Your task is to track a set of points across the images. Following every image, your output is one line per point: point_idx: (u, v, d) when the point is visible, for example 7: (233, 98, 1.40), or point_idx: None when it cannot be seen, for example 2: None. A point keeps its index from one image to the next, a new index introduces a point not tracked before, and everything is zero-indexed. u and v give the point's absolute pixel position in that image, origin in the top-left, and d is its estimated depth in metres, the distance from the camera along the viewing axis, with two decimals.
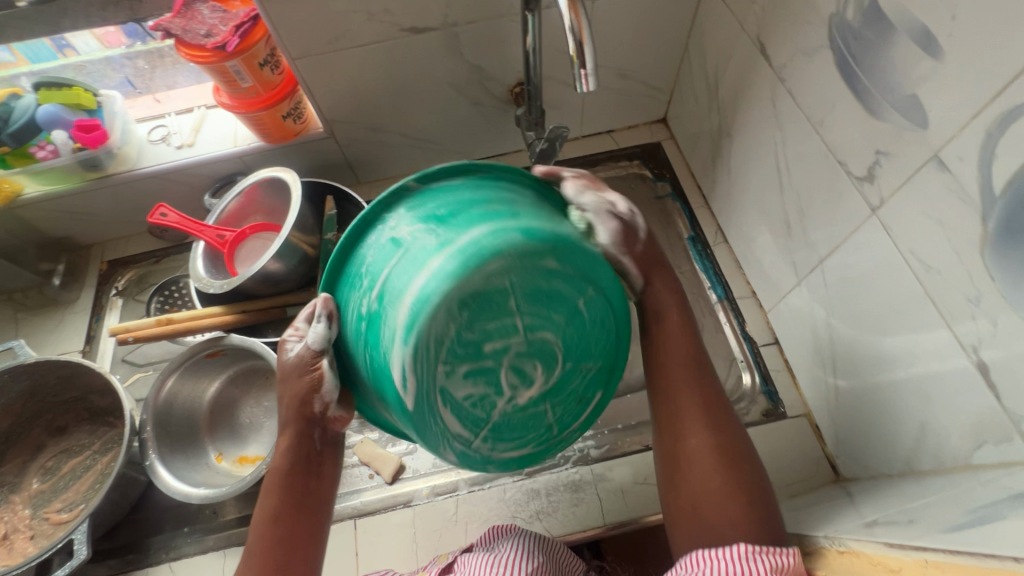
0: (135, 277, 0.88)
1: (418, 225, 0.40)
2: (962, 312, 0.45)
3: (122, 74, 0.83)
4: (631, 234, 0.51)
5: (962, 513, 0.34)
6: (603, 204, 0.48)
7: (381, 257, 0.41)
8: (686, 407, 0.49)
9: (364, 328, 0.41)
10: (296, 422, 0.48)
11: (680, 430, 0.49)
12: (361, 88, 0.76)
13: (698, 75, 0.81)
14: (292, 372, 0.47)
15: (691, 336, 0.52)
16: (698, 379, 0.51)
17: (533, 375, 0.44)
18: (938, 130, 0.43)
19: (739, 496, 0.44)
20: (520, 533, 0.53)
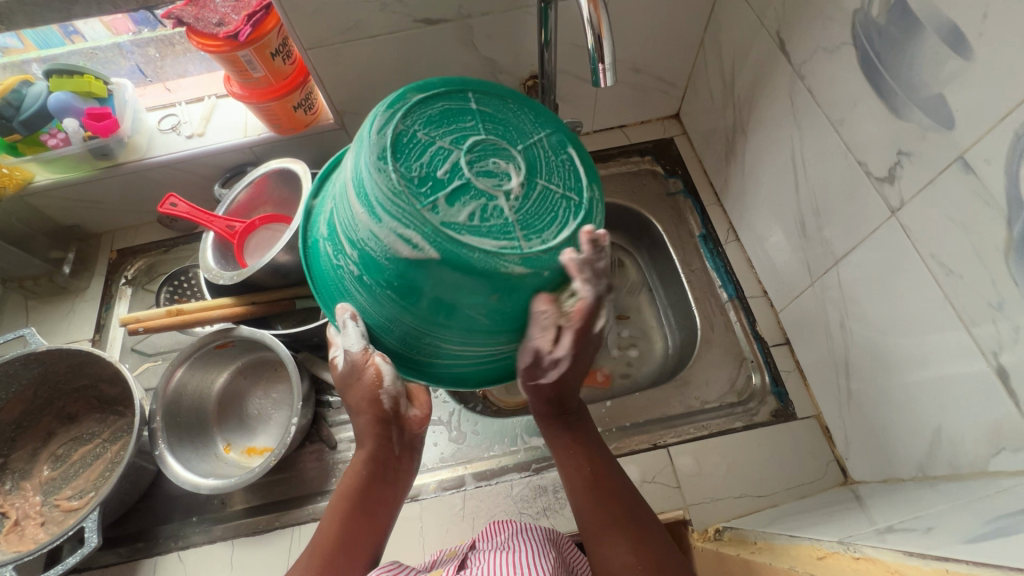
0: (144, 266, 0.88)
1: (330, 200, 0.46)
2: (983, 317, 0.44)
3: (132, 62, 0.83)
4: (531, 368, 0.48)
5: (982, 522, 0.33)
6: (543, 344, 0.44)
7: (328, 236, 0.45)
8: (609, 526, 0.49)
9: (365, 272, 0.42)
10: (376, 426, 0.51)
11: (606, 555, 0.47)
12: (373, 79, 0.75)
13: (713, 70, 0.80)
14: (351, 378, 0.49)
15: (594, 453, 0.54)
16: (608, 493, 0.51)
17: (504, 171, 0.42)
18: (964, 131, 0.42)
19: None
20: (532, 530, 0.53)
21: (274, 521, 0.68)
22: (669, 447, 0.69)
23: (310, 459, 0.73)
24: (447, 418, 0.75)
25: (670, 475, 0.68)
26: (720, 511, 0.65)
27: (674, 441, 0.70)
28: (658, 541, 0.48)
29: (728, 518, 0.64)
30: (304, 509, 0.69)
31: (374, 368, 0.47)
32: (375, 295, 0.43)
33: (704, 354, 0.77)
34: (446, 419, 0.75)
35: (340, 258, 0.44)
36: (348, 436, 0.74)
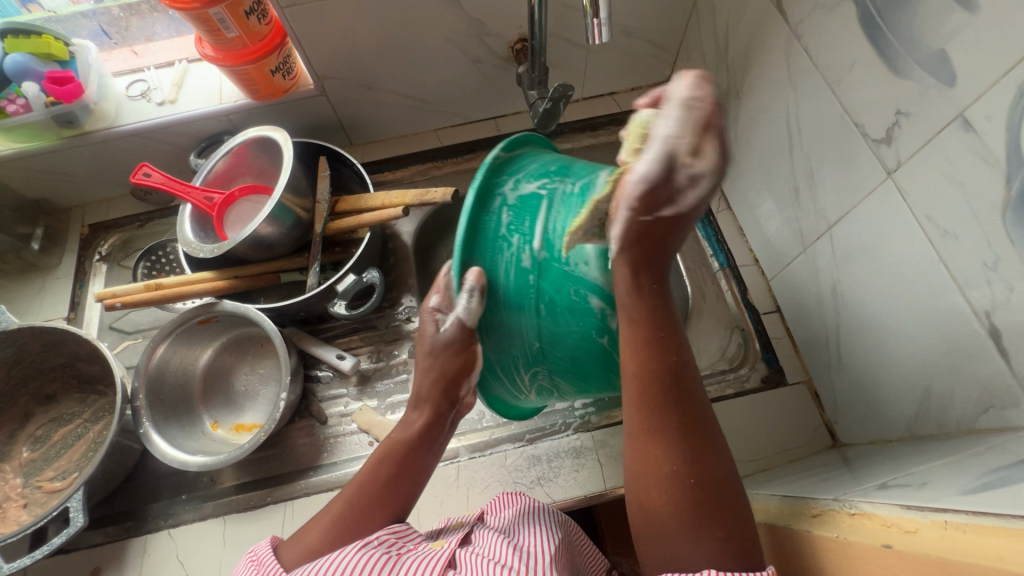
0: (119, 242, 0.85)
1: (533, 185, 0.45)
2: (977, 278, 0.44)
3: (95, 23, 0.78)
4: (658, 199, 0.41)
5: (977, 475, 0.34)
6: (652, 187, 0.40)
7: (518, 215, 0.44)
8: (656, 435, 0.43)
9: (536, 274, 0.44)
10: (439, 405, 0.54)
11: (650, 464, 0.43)
12: (353, 41, 0.71)
13: (706, 33, 0.78)
14: (439, 348, 0.50)
15: (670, 341, 0.44)
16: (680, 396, 0.43)
17: None
18: (966, 88, 0.42)
19: (719, 530, 0.40)
20: (544, 509, 0.54)
21: (266, 497, 0.67)
22: None
23: (300, 435, 0.72)
24: None
25: None
26: None
27: None
28: (721, 462, 0.43)
29: None
30: (296, 485, 0.68)
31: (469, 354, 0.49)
32: (520, 298, 0.44)
33: (696, 323, 0.77)
34: None
35: (529, 234, 0.43)
36: (339, 410, 0.73)
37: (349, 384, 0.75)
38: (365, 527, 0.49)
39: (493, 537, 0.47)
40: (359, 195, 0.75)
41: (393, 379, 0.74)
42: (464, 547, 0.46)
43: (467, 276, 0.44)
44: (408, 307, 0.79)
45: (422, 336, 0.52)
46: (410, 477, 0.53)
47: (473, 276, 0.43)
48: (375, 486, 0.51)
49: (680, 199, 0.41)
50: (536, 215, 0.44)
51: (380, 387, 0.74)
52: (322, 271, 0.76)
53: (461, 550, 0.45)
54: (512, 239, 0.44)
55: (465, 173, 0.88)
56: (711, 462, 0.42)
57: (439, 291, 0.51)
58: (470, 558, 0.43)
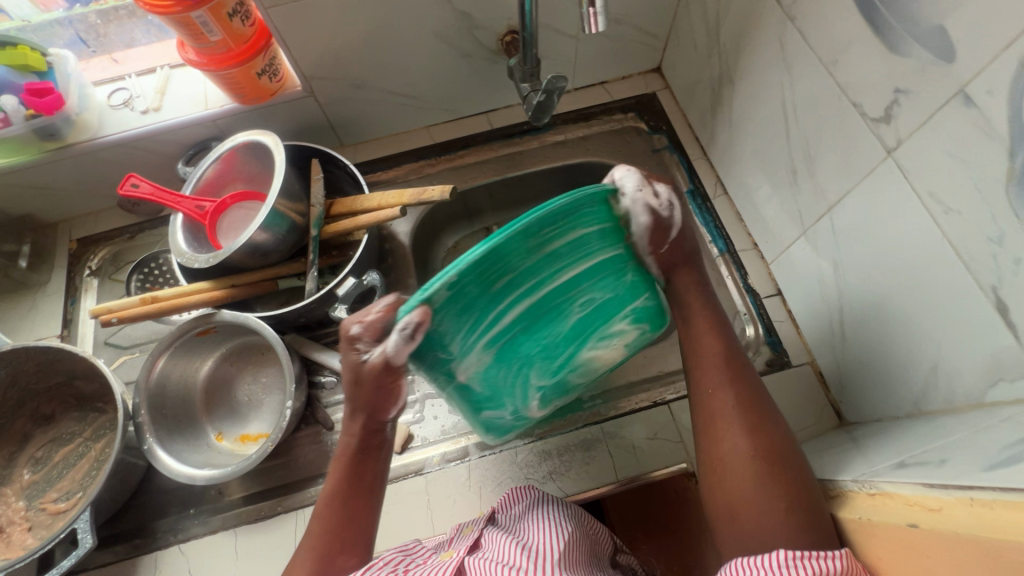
0: (109, 255, 0.83)
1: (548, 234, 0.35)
2: (982, 253, 0.44)
3: (71, 31, 0.76)
4: (661, 233, 0.45)
5: (995, 450, 0.34)
6: (648, 194, 0.42)
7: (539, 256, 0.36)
8: (719, 403, 0.47)
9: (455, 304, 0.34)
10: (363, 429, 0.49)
11: (721, 433, 0.46)
12: (341, 39, 0.70)
13: (696, 18, 0.77)
14: (366, 382, 0.44)
15: (725, 329, 0.51)
16: (739, 379, 0.48)
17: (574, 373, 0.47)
18: (965, 63, 0.41)
19: (781, 497, 0.41)
20: (551, 502, 0.53)
21: (276, 507, 0.67)
22: (670, 404, 0.70)
23: (307, 442, 0.71)
24: None
25: (672, 430, 0.68)
26: None
27: (674, 397, 0.70)
28: (783, 439, 0.45)
29: None
30: (307, 493, 0.67)
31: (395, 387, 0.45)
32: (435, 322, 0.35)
33: None
34: None
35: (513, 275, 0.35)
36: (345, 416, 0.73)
37: None
38: (337, 551, 0.49)
39: (502, 538, 0.47)
40: (354, 197, 0.74)
41: None
42: (473, 553, 0.47)
43: (410, 317, 0.33)
44: None
45: (348, 363, 0.45)
46: (360, 495, 0.50)
47: (418, 316, 0.33)
48: (335, 508, 0.50)
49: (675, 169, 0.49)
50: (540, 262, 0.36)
51: None
52: (320, 276, 0.75)
53: (470, 557, 0.46)
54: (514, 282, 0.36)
55: (459, 169, 0.87)
56: (770, 433, 0.45)
57: (361, 318, 0.42)
58: (478, 564, 0.45)
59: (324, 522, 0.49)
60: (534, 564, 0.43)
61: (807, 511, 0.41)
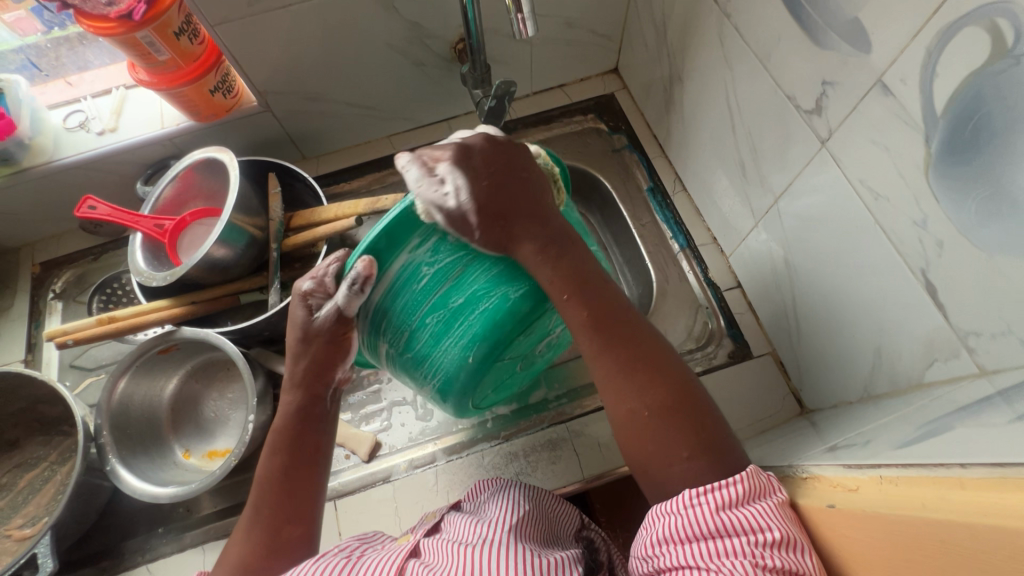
0: (73, 278, 0.83)
1: (420, 258, 0.45)
2: (910, 237, 0.45)
3: (23, 56, 0.76)
4: (461, 220, 0.44)
5: (914, 428, 0.34)
6: (424, 183, 0.43)
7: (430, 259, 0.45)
8: (625, 351, 0.45)
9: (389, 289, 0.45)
10: (310, 383, 0.50)
11: (613, 380, 0.45)
12: (292, 53, 0.71)
13: (646, 19, 0.78)
14: (317, 333, 0.48)
15: (594, 279, 0.48)
16: (616, 331, 0.46)
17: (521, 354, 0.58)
18: (879, 54, 0.43)
19: (683, 446, 0.42)
20: (514, 485, 0.53)
21: None
22: None
23: None
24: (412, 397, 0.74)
25: None
26: None
27: None
28: (676, 375, 0.45)
29: None
30: None
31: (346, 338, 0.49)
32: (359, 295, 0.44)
33: (661, 305, 0.78)
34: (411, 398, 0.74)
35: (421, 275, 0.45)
36: None
37: None
38: (283, 521, 0.48)
39: (461, 521, 0.49)
40: (312, 209, 0.75)
41: (365, 391, 0.75)
42: (431, 536, 0.49)
43: (359, 265, 0.42)
44: None
45: (294, 322, 0.48)
46: (303, 464, 0.50)
47: (364, 265, 0.42)
48: (276, 479, 0.49)
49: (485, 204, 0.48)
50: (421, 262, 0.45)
51: (353, 400, 0.74)
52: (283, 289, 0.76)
53: (426, 539, 0.48)
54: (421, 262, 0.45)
55: None
56: (664, 382, 0.44)
57: (314, 276, 0.48)
58: (432, 545, 0.46)
59: (262, 498, 0.49)
60: (484, 538, 0.45)
61: (708, 449, 0.41)
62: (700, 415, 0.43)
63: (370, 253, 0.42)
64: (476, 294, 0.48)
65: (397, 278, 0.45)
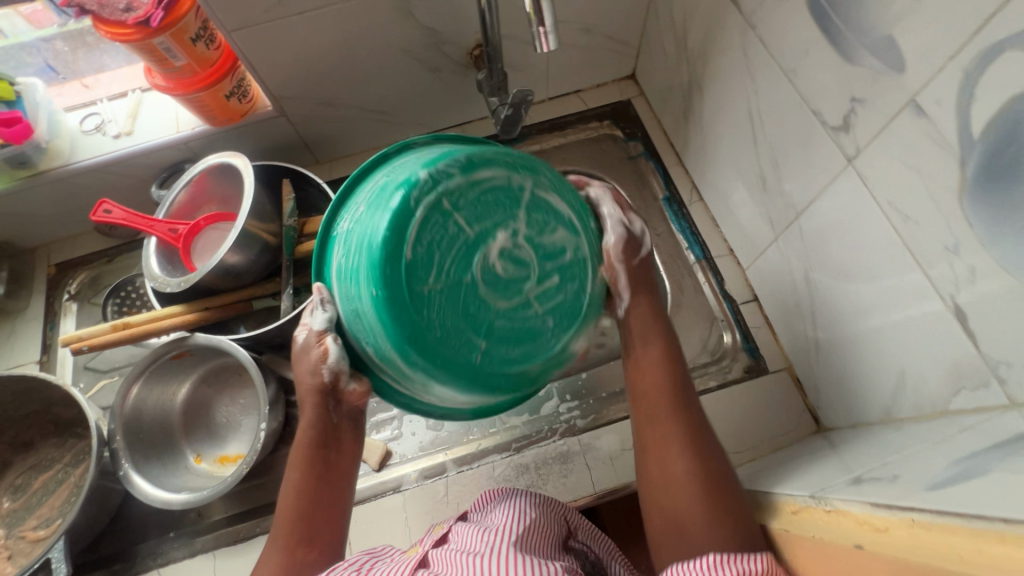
0: (88, 279, 0.83)
1: (337, 257, 0.46)
2: (940, 261, 0.44)
3: (41, 59, 0.76)
4: (633, 245, 0.53)
5: (945, 465, 0.33)
6: (619, 215, 0.54)
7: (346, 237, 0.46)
8: (652, 353, 0.52)
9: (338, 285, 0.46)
10: (314, 397, 0.49)
11: (638, 369, 0.52)
12: (308, 58, 0.70)
13: (665, 26, 0.77)
14: (308, 351, 0.48)
15: (676, 367, 0.52)
16: (683, 404, 0.49)
17: (505, 275, 0.44)
18: (914, 74, 0.41)
19: (723, 519, 0.43)
20: (515, 496, 0.52)
21: (255, 528, 0.67)
22: None
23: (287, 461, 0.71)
24: None
25: None
26: None
27: None
28: (724, 467, 0.46)
29: None
30: None
31: (322, 349, 0.47)
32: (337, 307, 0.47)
33: (675, 317, 0.77)
34: None
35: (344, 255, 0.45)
36: None
37: None
38: (300, 543, 0.48)
39: (468, 531, 0.48)
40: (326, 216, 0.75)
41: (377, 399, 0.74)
42: (438, 547, 0.48)
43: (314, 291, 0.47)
44: None
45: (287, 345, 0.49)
46: (321, 482, 0.50)
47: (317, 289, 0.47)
48: (293, 500, 0.49)
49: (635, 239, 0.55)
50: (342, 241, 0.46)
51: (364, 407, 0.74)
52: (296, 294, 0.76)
53: (434, 550, 0.47)
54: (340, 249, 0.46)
55: None
56: (713, 459, 0.46)
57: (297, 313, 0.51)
58: (440, 555, 0.45)
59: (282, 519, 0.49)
60: (491, 546, 0.44)
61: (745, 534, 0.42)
62: (740, 505, 0.44)
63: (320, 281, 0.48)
64: (363, 243, 0.42)
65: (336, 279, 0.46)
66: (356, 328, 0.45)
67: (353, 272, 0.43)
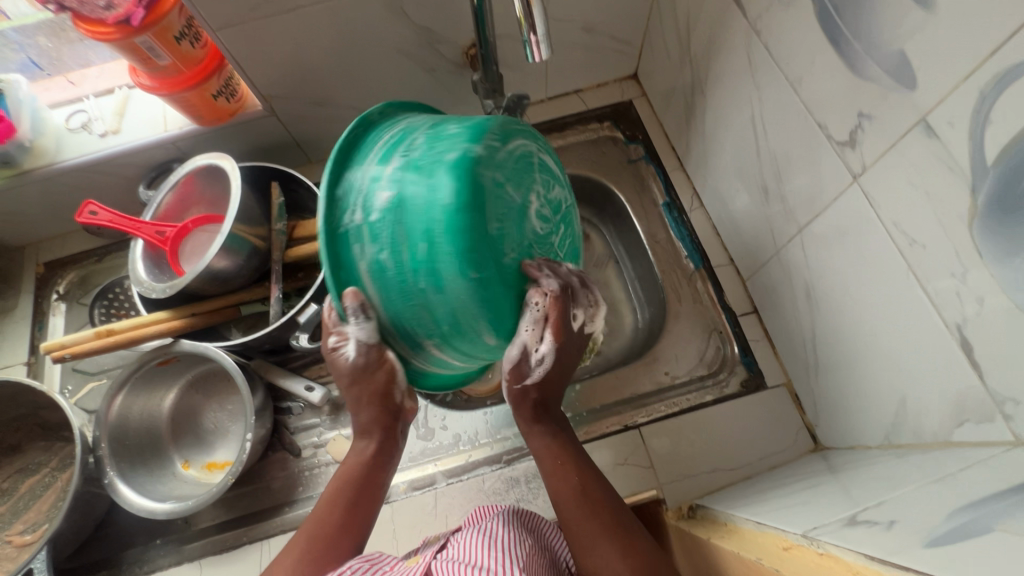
0: (77, 279, 0.82)
1: (371, 254, 0.40)
2: (946, 289, 0.42)
3: (23, 55, 0.75)
4: (519, 370, 0.48)
5: (945, 515, 0.32)
6: (532, 337, 0.45)
7: (372, 233, 0.40)
8: (560, 455, 0.51)
9: (375, 283, 0.41)
10: (377, 416, 0.51)
11: (553, 478, 0.51)
12: (297, 58, 0.68)
13: (668, 26, 0.74)
14: (361, 369, 0.47)
15: (582, 457, 0.52)
16: (598, 502, 0.49)
17: (542, 235, 0.45)
18: (925, 93, 0.39)
19: None
20: (504, 511, 0.54)
21: (242, 537, 0.66)
22: (640, 428, 0.69)
23: (275, 469, 0.70)
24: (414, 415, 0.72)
25: (642, 455, 0.67)
26: (690, 488, 0.65)
27: (644, 421, 0.69)
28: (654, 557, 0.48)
29: (700, 495, 0.65)
30: (273, 522, 0.67)
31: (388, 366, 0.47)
32: (383, 309, 0.42)
33: (673, 328, 0.75)
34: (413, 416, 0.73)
35: (376, 253, 0.40)
36: (313, 442, 0.72)
37: (322, 414, 0.73)
38: (329, 561, 0.48)
39: (467, 541, 0.49)
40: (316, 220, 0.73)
41: None
42: (439, 556, 0.48)
43: (347, 298, 0.42)
44: None
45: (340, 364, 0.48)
46: (363, 501, 0.52)
47: (351, 297, 0.41)
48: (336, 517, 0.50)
49: (534, 370, 0.48)
50: (359, 243, 0.40)
51: None
52: (287, 299, 0.75)
53: (436, 560, 0.47)
54: (366, 249, 0.40)
55: None
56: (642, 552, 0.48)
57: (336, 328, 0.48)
58: (443, 566, 0.46)
59: (316, 535, 0.49)
60: (498, 565, 0.44)
61: None
62: None
63: (352, 284, 0.42)
64: (427, 228, 0.38)
65: (373, 281, 0.41)
66: (418, 321, 0.42)
67: (424, 265, 0.39)
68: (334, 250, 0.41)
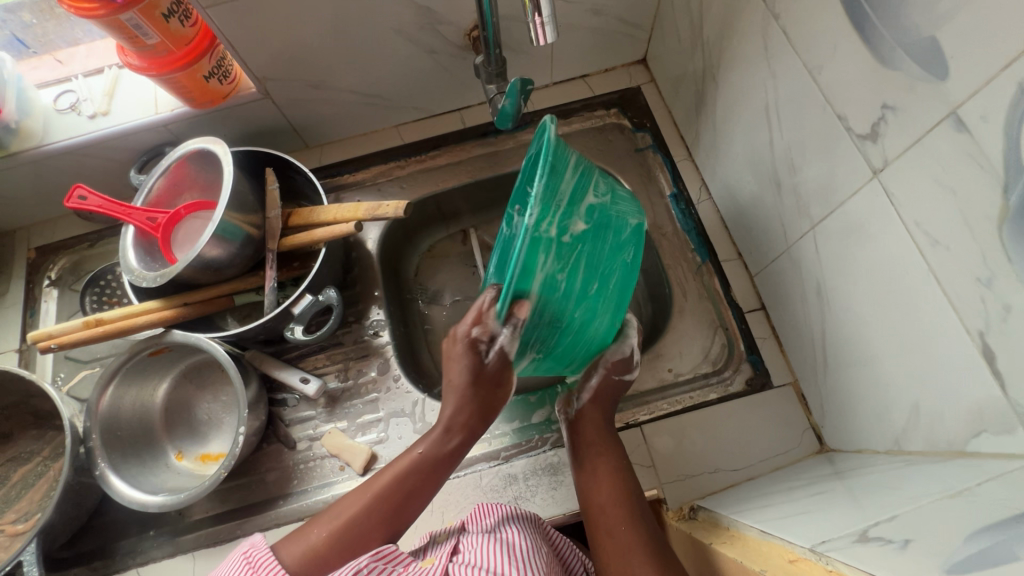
0: (69, 265, 0.80)
1: (547, 271, 0.47)
2: (969, 293, 0.40)
3: (8, 31, 0.72)
4: (620, 367, 0.64)
5: (966, 537, 0.30)
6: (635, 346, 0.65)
7: (564, 262, 0.48)
8: (603, 458, 0.59)
9: (540, 294, 0.48)
10: (467, 417, 0.58)
11: (594, 481, 0.58)
12: (291, 38, 0.65)
13: (680, 9, 0.71)
14: (486, 373, 0.58)
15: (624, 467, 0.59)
16: (632, 506, 0.56)
17: None
18: (957, 84, 0.36)
19: None
20: (516, 516, 0.56)
21: (236, 530, 0.65)
22: (642, 426, 0.67)
23: (269, 461, 0.69)
24: (411, 409, 0.71)
25: (643, 454, 0.66)
26: (691, 488, 0.64)
27: (646, 419, 0.68)
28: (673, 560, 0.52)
29: (702, 495, 0.63)
30: (267, 515, 0.66)
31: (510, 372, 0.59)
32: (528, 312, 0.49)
33: (677, 324, 0.73)
34: (410, 410, 0.71)
35: (558, 274, 0.48)
36: (308, 434, 0.71)
37: (317, 407, 0.72)
38: (376, 521, 0.53)
39: (484, 545, 0.50)
40: (311, 208, 0.71)
41: (363, 399, 0.72)
42: (456, 559, 0.49)
43: (517, 309, 0.49)
44: (376, 320, 0.76)
45: (465, 368, 0.58)
46: (427, 483, 0.56)
47: (520, 309, 0.49)
48: (401, 486, 0.55)
49: (632, 369, 0.65)
50: (556, 263, 0.47)
51: (350, 408, 0.71)
52: (281, 288, 0.73)
53: (455, 563, 0.48)
54: (546, 265, 0.46)
55: (430, 171, 0.83)
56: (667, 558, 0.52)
57: (478, 323, 0.55)
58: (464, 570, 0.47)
59: (378, 498, 0.54)
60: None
61: None
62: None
63: (527, 296, 0.48)
64: (608, 271, 0.54)
65: (539, 293, 0.48)
66: (542, 326, 0.53)
67: (591, 297, 0.53)
68: (530, 259, 0.44)
